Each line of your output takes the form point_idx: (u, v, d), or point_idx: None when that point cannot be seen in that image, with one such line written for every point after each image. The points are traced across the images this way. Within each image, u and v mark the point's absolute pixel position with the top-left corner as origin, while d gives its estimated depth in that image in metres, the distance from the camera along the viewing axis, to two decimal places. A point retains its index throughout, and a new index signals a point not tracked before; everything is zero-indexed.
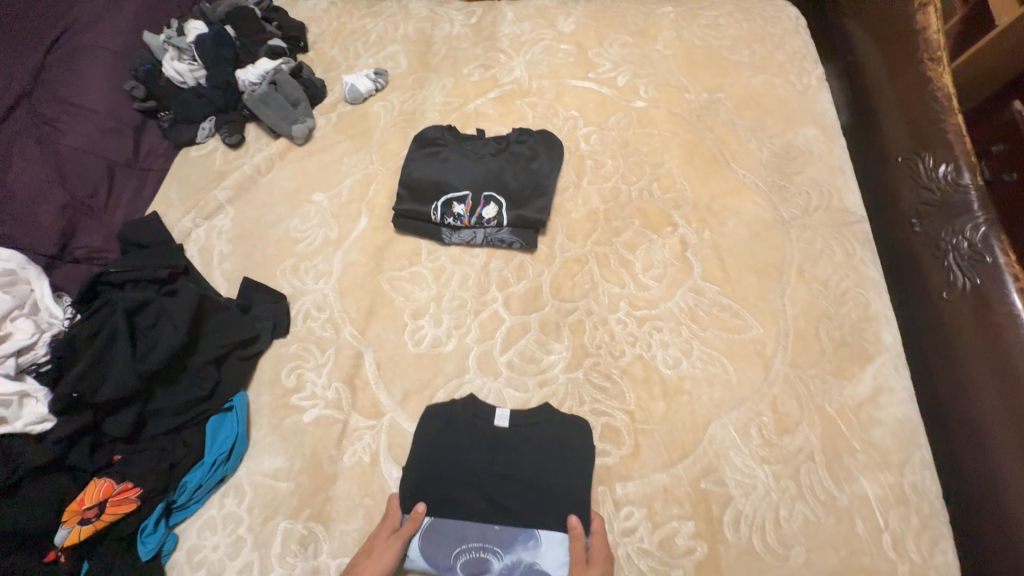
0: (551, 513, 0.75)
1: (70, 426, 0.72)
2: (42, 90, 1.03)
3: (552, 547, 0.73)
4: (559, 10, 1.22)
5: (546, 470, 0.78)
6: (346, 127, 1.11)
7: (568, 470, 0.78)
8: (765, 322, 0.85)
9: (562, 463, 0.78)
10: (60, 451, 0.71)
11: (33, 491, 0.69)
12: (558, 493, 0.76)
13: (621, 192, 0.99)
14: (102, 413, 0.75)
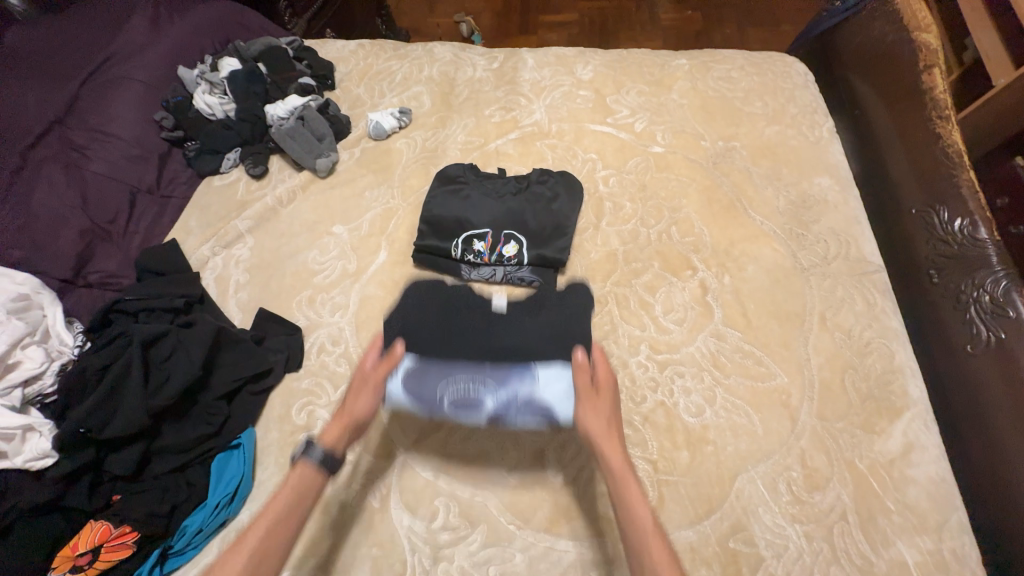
0: (552, 356, 0.74)
1: (70, 464, 0.69)
2: (78, 122, 1.08)
3: (551, 380, 0.71)
4: (578, 58, 1.28)
5: (547, 335, 0.77)
6: (369, 162, 1.13)
7: (569, 330, 0.78)
8: (789, 371, 0.84)
9: (553, 328, 0.78)
10: (58, 491, 0.67)
11: (24, 536, 0.65)
12: (553, 344, 0.76)
13: (640, 234, 1.00)
14: (104, 449, 0.72)
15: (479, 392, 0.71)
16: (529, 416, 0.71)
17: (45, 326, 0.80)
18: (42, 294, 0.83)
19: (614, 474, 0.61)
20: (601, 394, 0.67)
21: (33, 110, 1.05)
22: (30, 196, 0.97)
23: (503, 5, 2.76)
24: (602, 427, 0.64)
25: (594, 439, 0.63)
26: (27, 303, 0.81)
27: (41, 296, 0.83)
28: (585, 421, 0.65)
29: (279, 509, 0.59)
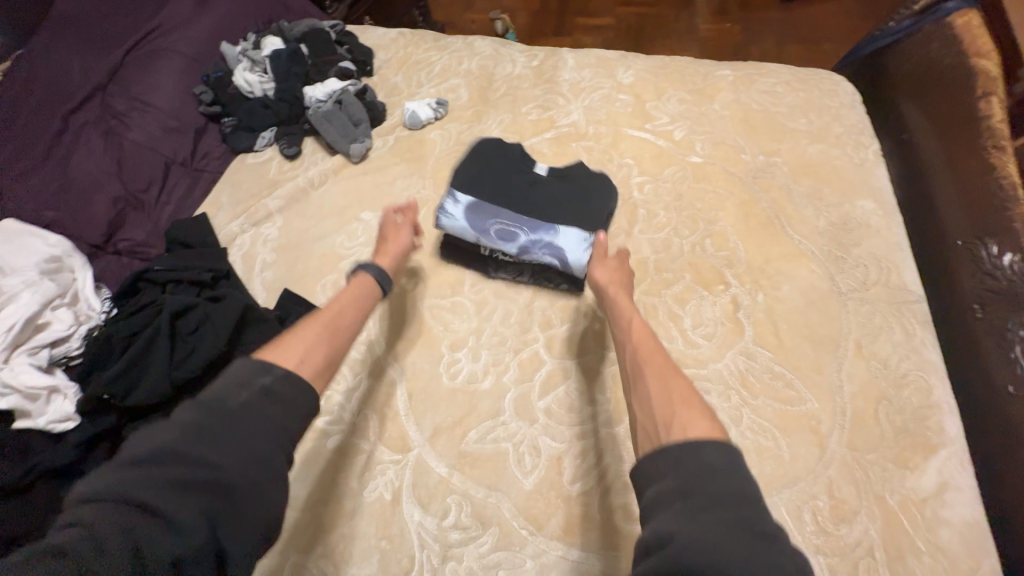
0: (578, 219, 0.94)
1: (92, 429, 0.69)
2: (119, 90, 1.10)
3: (571, 236, 0.91)
4: (619, 62, 1.26)
5: (575, 191, 0.98)
6: (403, 150, 1.12)
7: (597, 198, 0.97)
8: (821, 397, 0.81)
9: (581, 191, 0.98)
10: (77, 454, 0.68)
11: (41, 495, 0.65)
12: (580, 212, 0.95)
13: (673, 244, 0.97)
14: (125, 418, 0.72)
15: (510, 227, 0.92)
16: (547, 256, 0.90)
17: (77, 289, 0.81)
18: (74, 257, 0.84)
19: (623, 315, 0.76)
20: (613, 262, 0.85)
21: (78, 76, 1.08)
22: (71, 161, 1.01)
23: (540, 5, 2.76)
24: (607, 278, 0.83)
25: (603, 285, 0.82)
26: (60, 266, 0.82)
27: (73, 259, 0.84)
28: (596, 271, 0.84)
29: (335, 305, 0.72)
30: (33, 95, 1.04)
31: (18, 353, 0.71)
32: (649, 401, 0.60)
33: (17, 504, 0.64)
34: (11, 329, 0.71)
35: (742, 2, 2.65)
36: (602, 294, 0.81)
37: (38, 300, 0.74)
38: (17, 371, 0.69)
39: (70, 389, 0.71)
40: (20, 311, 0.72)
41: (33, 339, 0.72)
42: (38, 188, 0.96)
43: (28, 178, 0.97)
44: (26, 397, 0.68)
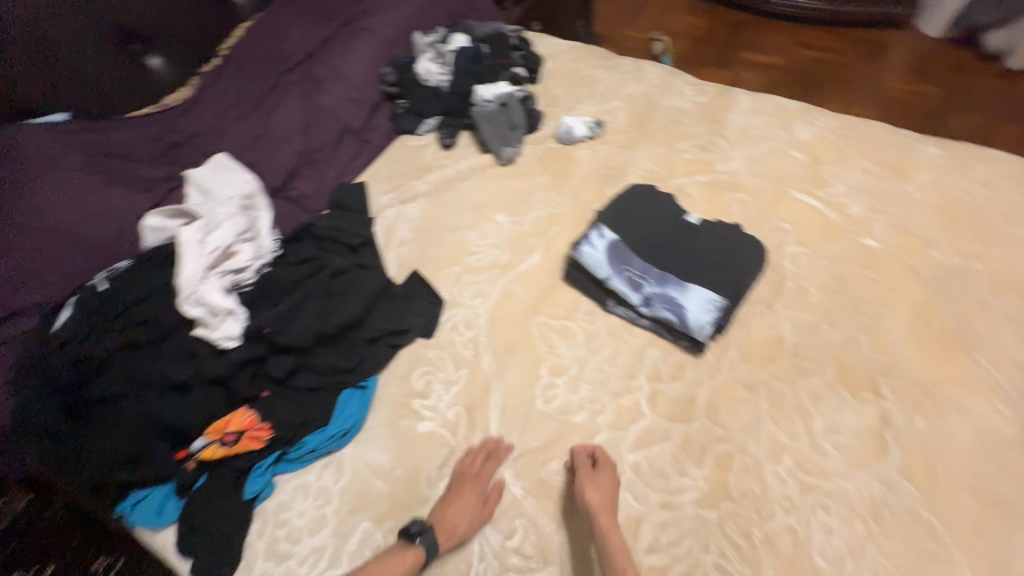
0: (709, 282, 0.88)
1: (246, 353, 0.78)
2: (323, 59, 1.25)
3: (698, 300, 0.85)
4: (799, 116, 1.15)
5: (715, 251, 0.91)
6: (549, 162, 1.13)
7: (735, 265, 0.90)
8: (973, 565, 0.67)
9: (723, 254, 0.91)
10: (232, 372, 0.77)
11: (198, 397, 0.75)
12: (716, 275, 0.89)
13: (821, 330, 0.86)
14: (272, 350, 0.81)
15: (639, 277, 0.89)
16: (666, 313, 0.86)
17: (260, 228, 0.93)
18: (262, 201, 0.98)
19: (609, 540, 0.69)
20: (602, 476, 0.74)
21: (296, 42, 1.25)
22: (274, 113, 1.17)
23: (706, 32, 2.63)
24: (600, 499, 0.71)
25: (594, 512, 0.70)
26: (251, 207, 0.95)
27: (261, 203, 0.97)
28: (588, 494, 0.72)
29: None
30: (261, 56, 1.24)
31: (211, 273, 0.82)
32: None
33: (182, 399, 0.74)
34: (212, 251, 0.83)
35: (949, 66, 2.30)
36: (591, 520, 0.71)
37: (234, 231, 0.86)
38: (208, 288, 0.80)
39: (242, 312, 0.80)
40: (220, 237, 0.84)
41: (223, 264, 0.84)
42: (245, 132, 1.14)
43: (241, 122, 1.15)
44: (210, 311, 0.78)
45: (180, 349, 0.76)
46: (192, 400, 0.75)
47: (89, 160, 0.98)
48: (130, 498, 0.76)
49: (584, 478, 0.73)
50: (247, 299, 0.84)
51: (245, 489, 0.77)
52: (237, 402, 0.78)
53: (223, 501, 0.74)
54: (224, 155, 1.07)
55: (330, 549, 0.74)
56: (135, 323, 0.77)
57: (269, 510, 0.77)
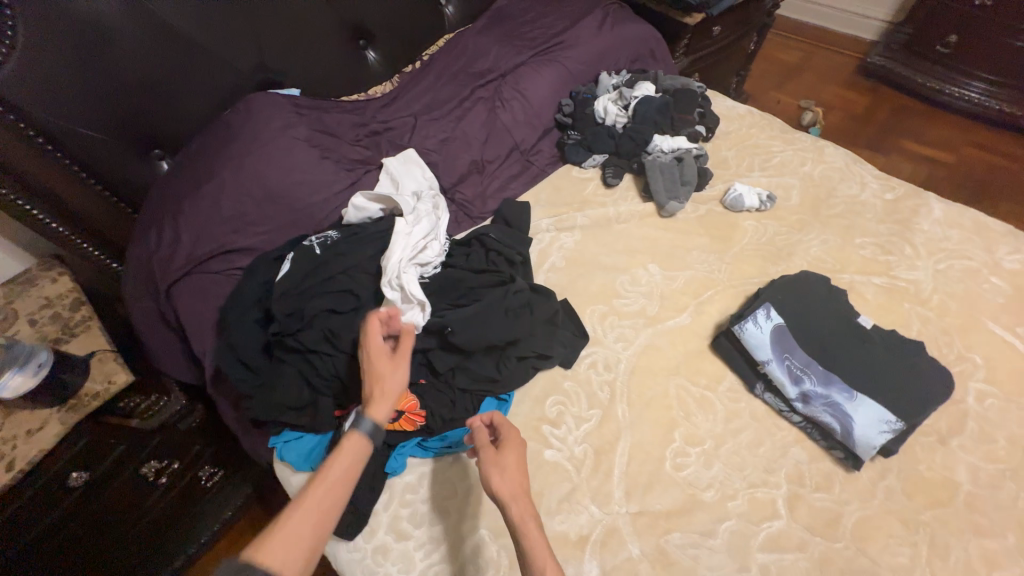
0: (883, 397, 0.82)
1: (418, 342, 0.86)
2: (513, 80, 1.34)
3: (868, 414, 0.79)
4: (1002, 239, 1.05)
5: (894, 366, 0.85)
6: (710, 225, 1.12)
7: (916, 387, 0.82)
8: None
9: (904, 372, 0.84)
10: None
11: None
12: (891, 393, 0.82)
13: (1004, 487, 0.77)
14: (438, 345, 0.88)
15: (800, 370, 0.85)
16: (828, 417, 0.81)
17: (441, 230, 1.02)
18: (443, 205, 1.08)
19: (520, 525, 0.62)
20: (511, 453, 0.69)
21: (492, 61, 1.35)
22: (461, 121, 1.26)
23: (864, 111, 2.47)
24: (509, 479, 0.65)
25: (504, 499, 0.63)
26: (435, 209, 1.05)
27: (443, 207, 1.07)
28: (492, 480, 0.65)
29: (334, 475, 0.63)
30: (460, 66, 1.34)
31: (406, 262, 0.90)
32: None
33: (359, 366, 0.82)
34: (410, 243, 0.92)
35: None
36: (500, 508, 0.63)
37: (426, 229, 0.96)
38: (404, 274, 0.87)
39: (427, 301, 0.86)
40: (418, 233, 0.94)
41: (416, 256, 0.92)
42: (433, 132, 1.24)
43: (432, 122, 1.25)
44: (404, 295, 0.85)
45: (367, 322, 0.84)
46: (368, 371, 0.83)
47: (313, 134, 1.11)
48: (288, 434, 0.87)
49: (486, 463, 0.67)
50: (425, 293, 0.92)
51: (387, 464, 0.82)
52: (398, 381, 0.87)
53: (367, 470, 0.80)
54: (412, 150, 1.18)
55: (447, 544, 0.78)
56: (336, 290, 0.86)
57: (398, 488, 0.82)
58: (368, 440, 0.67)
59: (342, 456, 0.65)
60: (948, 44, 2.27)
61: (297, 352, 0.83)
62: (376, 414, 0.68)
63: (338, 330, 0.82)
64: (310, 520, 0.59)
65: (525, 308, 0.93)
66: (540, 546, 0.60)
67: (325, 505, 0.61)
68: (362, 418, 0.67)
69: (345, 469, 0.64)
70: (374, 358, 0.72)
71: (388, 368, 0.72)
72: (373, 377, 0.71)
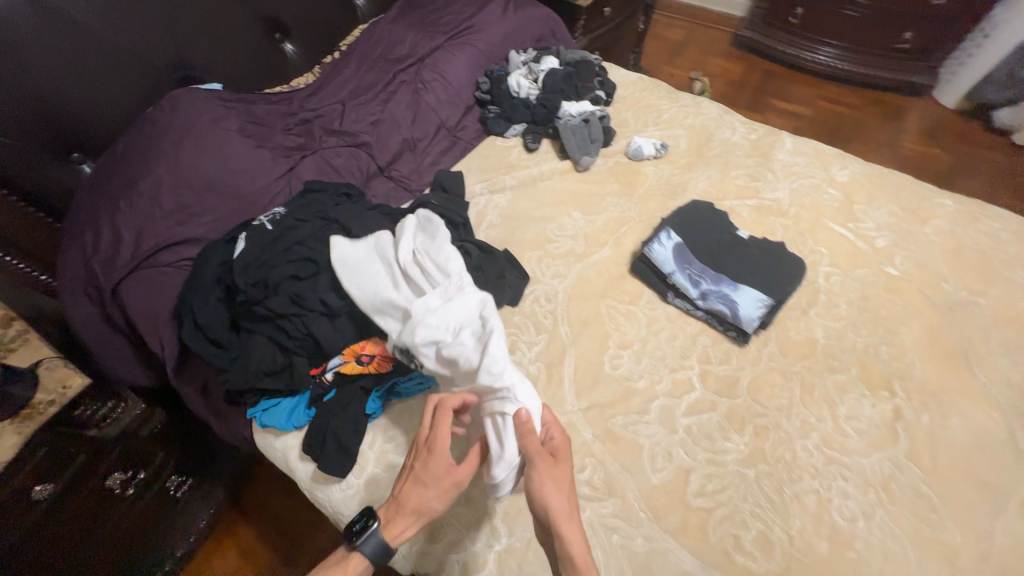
0: (756, 285, 1.05)
1: None
2: (430, 64, 1.44)
3: (747, 298, 1.02)
4: (836, 160, 1.33)
5: (762, 262, 1.09)
6: (619, 174, 1.32)
7: (778, 275, 1.07)
8: (965, 533, 0.81)
9: (770, 265, 1.08)
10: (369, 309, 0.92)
11: (342, 326, 0.91)
12: (762, 281, 1.05)
13: (846, 337, 1.02)
14: None
15: (697, 275, 1.06)
16: (720, 306, 1.02)
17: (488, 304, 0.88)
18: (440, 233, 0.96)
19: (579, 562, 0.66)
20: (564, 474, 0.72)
21: (408, 47, 1.45)
22: (388, 105, 1.35)
23: (740, 78, 2.86)
24: (562, 500, 0.69)
25: (560, 518, 0.68)
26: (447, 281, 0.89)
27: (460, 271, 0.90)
28: (550, 499, 0.69)
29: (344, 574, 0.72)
30: (378, 54, 1.43)
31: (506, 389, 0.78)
32: None
33: (332, 325, 0.90)
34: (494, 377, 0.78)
35: (956, 135, 2.53)
36: (555, 526, 0.68)
37: (477, 339, 0.83)
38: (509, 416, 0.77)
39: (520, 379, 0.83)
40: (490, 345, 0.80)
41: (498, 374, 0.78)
42: (362, 117, 1.32)
43: (359, 108, 1.33)
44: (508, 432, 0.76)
45: (330, 282, 0.92)
46: (337, 326, 0.90)
47: (244, 125, 1.15)
48: (266, 402, 0.93)
49: (538, 477, 0.70)
50: None
51: (366, 406, 0.91)
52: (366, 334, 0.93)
53: (349, 413, 0.89)
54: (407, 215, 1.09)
55: None
56: (294, 259, 0.93)
57: (380, 428, 0.92)
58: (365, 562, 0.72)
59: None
60: (796, 16, 2.69)
61: (266, 319, 0.90)
62: (393, 531, 0.72)
63: (301, 293, 0.89)
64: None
65: (473, 263, 1.05)
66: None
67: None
68: (367, 544, 0.71)
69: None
70: (436, 472, 0.71)
71: (440, 489, 0.72)
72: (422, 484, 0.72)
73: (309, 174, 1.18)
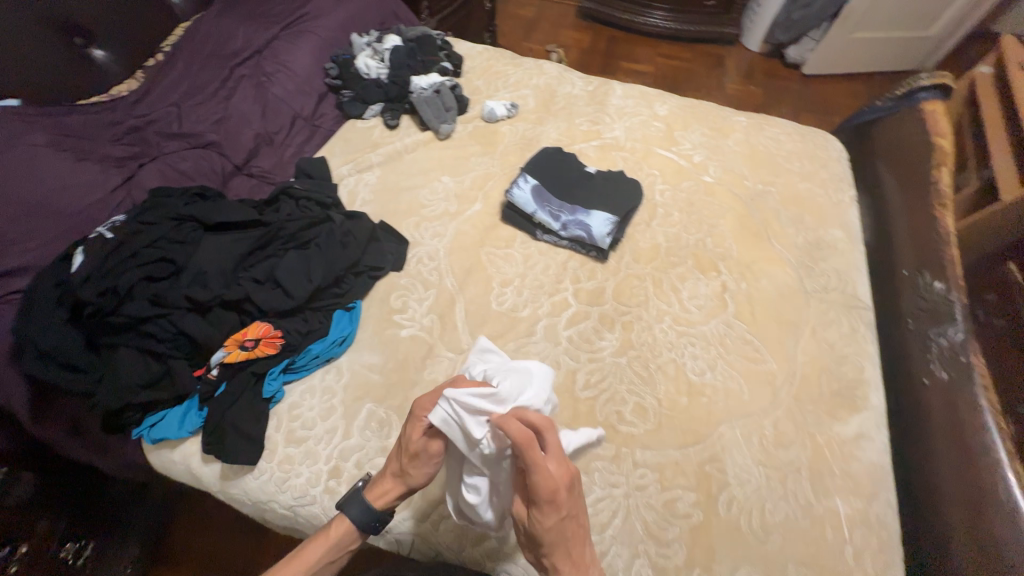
0: (604, 208, 1.21)
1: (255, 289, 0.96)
2: (271, 56, 1.41)
3: (599, 220, 1.18)
4: (657, 98, 1.55)
5: (608, 189, 1.26)
6: (479, 136, 1.41)
7: (621, 196, 1.24)
8: (778, 360, 1.04)
9: (614, 190, 1.25)
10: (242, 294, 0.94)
11: (216, 317, 0.93)
12: (609, 204, 1.22)
13: (682, 237, 1.23)
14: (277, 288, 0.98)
15: (556, 210, 1.20)
16: (579, 231, 1.17)
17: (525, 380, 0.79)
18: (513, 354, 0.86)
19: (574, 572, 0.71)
20: (562, 515, 0.70)
21: (240, 40, 1.40)
22: (231, 101, 1.30)
23: (591, 46, 3.12)
24: (553, 534, 0.70)
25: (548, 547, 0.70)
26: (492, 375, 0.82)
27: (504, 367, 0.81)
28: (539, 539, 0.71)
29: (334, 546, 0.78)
30: (208, 51, 1.36)
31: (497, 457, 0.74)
32: None
33: (205, 318, 0.92)
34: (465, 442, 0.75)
35: (766, 72, 3.01)
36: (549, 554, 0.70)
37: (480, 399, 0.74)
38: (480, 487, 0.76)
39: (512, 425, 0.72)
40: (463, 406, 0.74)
41: (457, 431, 0.74)
42: (204, 117, 1.26)
43: (198, 108, 1.27)
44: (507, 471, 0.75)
45: (192, 278, 0.94)
46: (212, 319, 0.92)
47: (58, 139, 1.06)
48: (154, 416, 0.91)
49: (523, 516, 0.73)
50: (248, 247, 1.00)
51: (262, 391, 0.92)
52: (247, 321, 0.96)
53: (245, 400, 0.90)
54: (275, 210, 1.10)
55: (342, 428, 0.92)
56: (149, 263, 0.92)
57: (283, 410, 0.93)
58: (353, 531, 0.78)
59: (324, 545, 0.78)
60: None
61: (129, 328, 0.88)
62: (377, 496, 0.78)
63: (163, 292, 0.90)
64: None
65: (346, 236, 1.09)
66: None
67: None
68: (349, 504, 0.78)
69: (327, 553, 0.78)
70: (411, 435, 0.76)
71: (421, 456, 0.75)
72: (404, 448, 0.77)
73: (151, 182, 1.11)
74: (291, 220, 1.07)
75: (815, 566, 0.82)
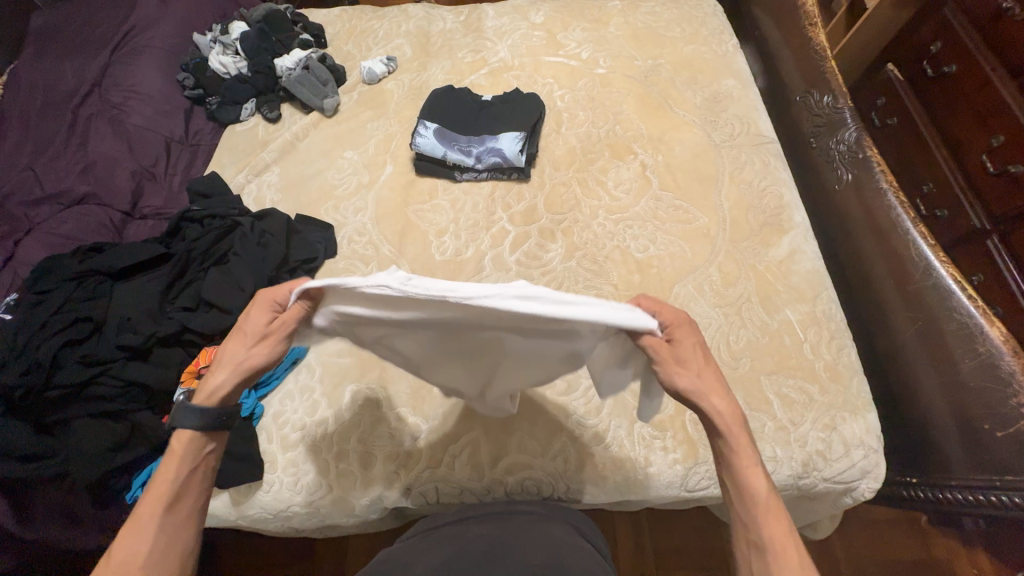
0: (509, 128, 1.20)
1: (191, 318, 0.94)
2: (112, 85, 1.27)
3: (508, 141, 1.17)
4: (530, 8, 1.50)
5: (507, 109, 1.25)
6: (367, 101, 1.35)
7: (523, 112, 1.24)
8: (707, 214, 1.11)
9: (514, 110, 1.24)
10: (178, 327, 0.92)
11: (162, 358, 0.91)
12: (513, 123, 1.21)
13: (592, 134, 1.25)
14: (212, 310, 0.96)
15: (465, 145, 1.18)
16: (493, 158, 1.17)
17: None
18: None
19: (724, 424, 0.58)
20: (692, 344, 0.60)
21: (73, 79, 1.27)
22: (89, 146, 1.19)
23: None
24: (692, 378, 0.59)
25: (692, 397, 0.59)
26: None
27: None
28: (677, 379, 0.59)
29: (177, 465, 0.58)
30: (40, 102, 1.23)
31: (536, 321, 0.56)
32: (756, 476, 0.57)
33: (149, 362, 0.90)
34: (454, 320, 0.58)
35: None
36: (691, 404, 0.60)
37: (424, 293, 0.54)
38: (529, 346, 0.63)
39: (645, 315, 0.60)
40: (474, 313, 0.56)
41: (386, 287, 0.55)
42: (67, 170, 1.15)
43: (56, 163, 1.16)
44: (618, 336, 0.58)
45: (118, 327, 0.90)
46: (154, 360, 0.89)
47: None
48: (141, 476, 0.88)
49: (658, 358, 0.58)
50: (167, 281, 0.97)
51: (239, 412, 0.92)
52: (195, 352, 0.94)
53: None
54: (182, 239, 1.05)
55: (332, 417, 0.92)
56: (64, 329, 0.88)
57: (269, 423, 0.93)
58: (197, 434, 0.59)
59: (176, 459, 0.59)
60: None
61: (71, 398, 0.85)
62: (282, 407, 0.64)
63: (91, 351, 0.87)
64: (168, 519, 0.55)
65: (264, 237, 1.05)
66: (739, 432, 0.58)
67: (187, 533, 0.56)
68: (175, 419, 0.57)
69: (185, 467, 0.59)
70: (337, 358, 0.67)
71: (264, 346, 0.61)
72: (240, 336, 0.61)
73: (35, 255, 1.02)
74: (201, 240, 1.03)
75: (784, 369, 0.93)
